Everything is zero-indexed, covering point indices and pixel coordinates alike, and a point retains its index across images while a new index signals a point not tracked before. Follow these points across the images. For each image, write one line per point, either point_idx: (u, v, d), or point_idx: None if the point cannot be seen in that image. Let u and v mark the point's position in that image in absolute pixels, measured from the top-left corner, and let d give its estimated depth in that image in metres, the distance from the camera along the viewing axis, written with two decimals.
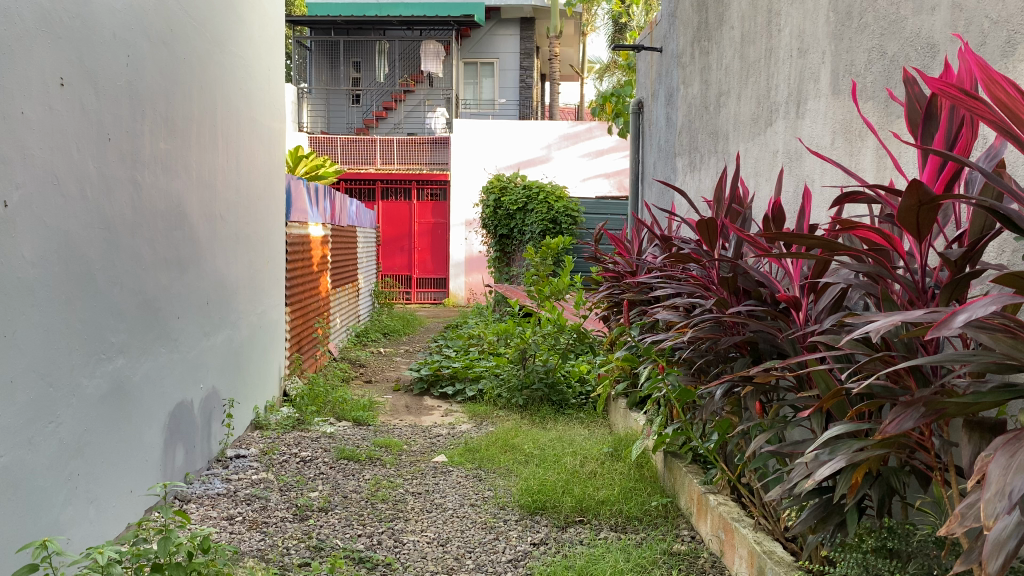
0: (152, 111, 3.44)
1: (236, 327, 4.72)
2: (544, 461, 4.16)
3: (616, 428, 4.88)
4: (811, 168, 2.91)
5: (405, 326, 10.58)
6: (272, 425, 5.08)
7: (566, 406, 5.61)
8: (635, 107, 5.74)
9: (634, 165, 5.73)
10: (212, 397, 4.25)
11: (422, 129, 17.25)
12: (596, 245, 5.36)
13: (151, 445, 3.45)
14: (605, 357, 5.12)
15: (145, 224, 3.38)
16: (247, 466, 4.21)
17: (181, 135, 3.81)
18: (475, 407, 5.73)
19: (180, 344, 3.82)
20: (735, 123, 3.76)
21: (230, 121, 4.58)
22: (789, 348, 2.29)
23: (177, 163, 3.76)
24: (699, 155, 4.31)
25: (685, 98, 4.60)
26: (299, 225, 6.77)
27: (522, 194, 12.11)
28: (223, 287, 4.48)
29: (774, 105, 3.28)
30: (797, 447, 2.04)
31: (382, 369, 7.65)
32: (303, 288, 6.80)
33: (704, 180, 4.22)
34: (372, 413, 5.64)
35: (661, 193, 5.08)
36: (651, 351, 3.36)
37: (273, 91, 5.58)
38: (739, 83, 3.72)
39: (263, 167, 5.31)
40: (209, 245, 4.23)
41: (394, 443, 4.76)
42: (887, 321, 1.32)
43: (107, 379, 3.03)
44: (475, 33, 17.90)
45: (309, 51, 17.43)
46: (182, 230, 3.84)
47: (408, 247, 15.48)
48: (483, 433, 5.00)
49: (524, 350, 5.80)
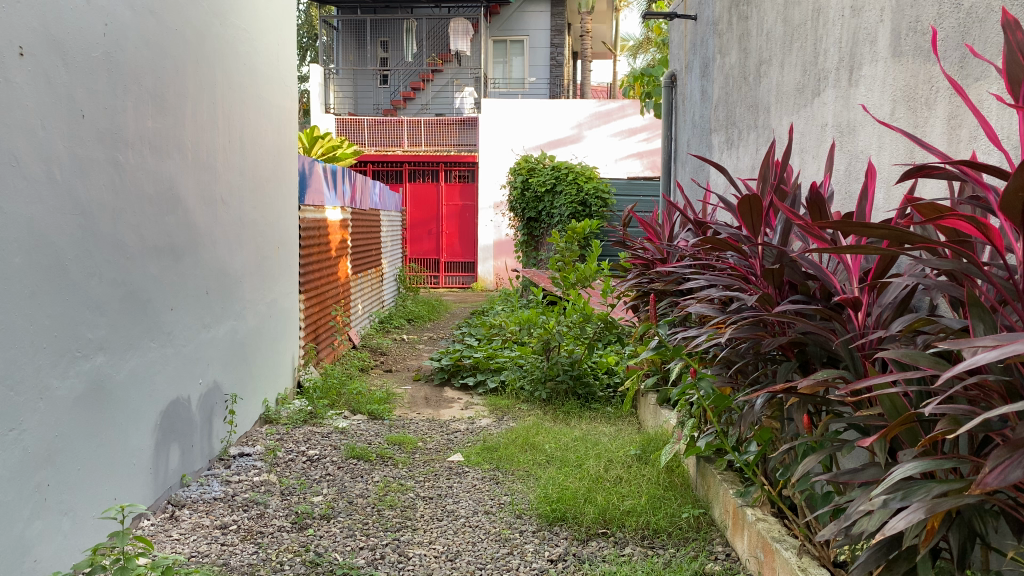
0: (136, 86, 3.18)
1: (242, 317, 4.48)
2: (566, 464, 3.85)
3: (645, 426, 4.55)
4: (867, 143, 2.55)
5: (430, 312, 10.30)
6: (282, 419, 4.84)
7: (593, 400, 5.30)
8: (668, 80, 5.35)
9: (667, 143, 5.35)
10: (213, 392, 4.01)
11: (451, 110, 16.93)
12: (626, 229, 5.02)
13: (140, 447, 3.21)
14: (635, 349, 4.78)
15: (128, 208, 3.12)
16: (249, 466, 3.97)
17: (174, 113, 3.55)
18: (497, 400, 5.43)
19: (174, 337, 3.57)
20: (778, 95, 3.38)
21: (233, 99, 4.31)
22: (844, 355, 1.95)
23: (168, 142, 3.49)
24: (738, 131, 3.94)
25: (721, 68, 4.23)
26: (315, 208, 6.49)
27: (551, 175, 11.73)
28: (225, 275, 4.23)
29: (822, 72, 2.91)
30: (854, 476, 1.70)
31: (404, 357, 7.39)
32: (320, 274, 6.53)
33: (743, 159, 3.85)
34: (388, 406, 5.38)
35: (696, 171, 4.71)
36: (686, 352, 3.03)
37: (283, 67, 5.30)
38: (782, 50, 3.34)
39: (271, 148, 5.04)
40: (208, 232, 3.97)
41: (408, 440, 4.48)
42: (1003, 349, 1.01)
43: (83, 379, 2.78)
44: (504, 10, 17.45)
45: (336, 31, 17.15)
46: (175, 215, 3.58)
47: (436, 231, 15.21)
48: (504, 429, 4.70)
49: (548, 340, 5.48)
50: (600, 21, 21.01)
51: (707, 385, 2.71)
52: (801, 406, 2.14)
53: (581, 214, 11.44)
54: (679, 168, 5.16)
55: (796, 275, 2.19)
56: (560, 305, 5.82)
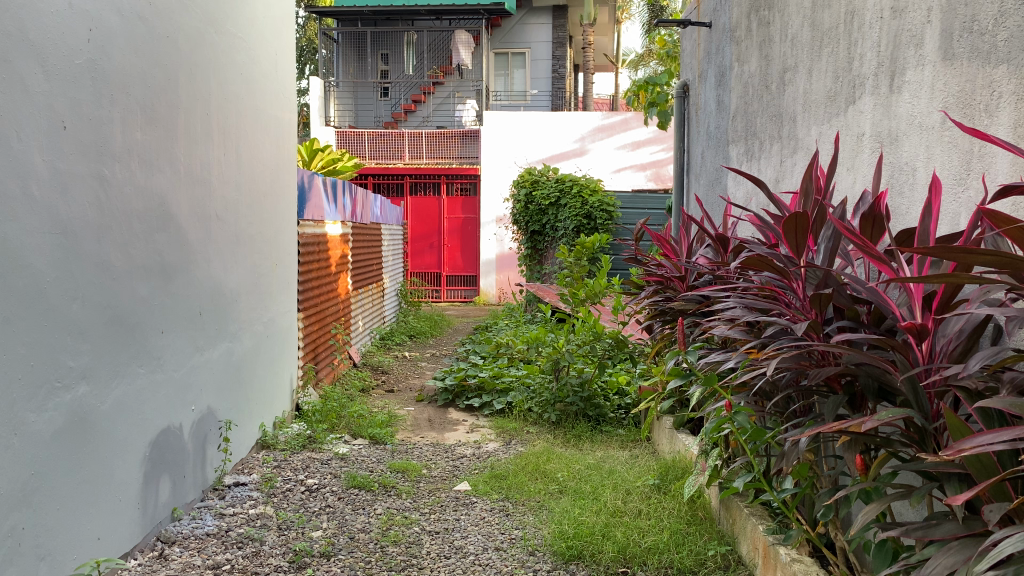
0: (124, 95, 2.98)
1: (237, 338, 4.27)
2: (580, 495, 3.64)
3: (662, 451, 4.33)
4: (912, 155, 2.35)
5: (432, 328, 10.09)
6: (280, 445, 4.62)
7: (604, 422, 5.08)
8: (680, 89, 5.16)
9: (679, 155, 5.16)
10: (207, 418, 3.79)
11: (452, 123, 16.78)
12: (638, 245, 4.82)
13: (126, 481, 3.00)
14: (649, 369, 4.57)
15: (114, 226, 2.92)
16: (245, 497, 3.76)
17: (165, 124, 3.36)
18: (503, 423, 5.22)
19: (165, 363, 3.37)
20: (806, 104, 3.18)
21: (229, 110, 4.13)
22: (904, 388, 1.75)
23: (159, 156, 3.30)
24: (759, 142, 3.74)
25: (740, 77, 4.04)
26: (315, 223, 6.29)
27: (554, 188, 11.52)
28: (220, 295, 4.03)
29: (857, 79, 2.72)
30: (930, 534, 1.50)
31: (406, 376, 7.17)
32: (319, 291, 6.32)
33: (765, 171, 3.65)
34: (391, 430, 5.16)
35: (712, 184, 4.51)
36: (714, 381, 2.80)
37: (281, 78, 5.11)
38: (810, 56, 3.15)
39: (269, 161, 4.85)
40: (201, 249, 3.77)
41: (412, 468, 4.27)
42: None
43: (63, 411, 2.58)
44: (506, 22, 17.33)
45: (336, 44, 17.00)
46: (167, 233, 3.38)
47: (437, 245, 15.03)
48: (513, 455, 4.49)
49: (557, 360, 5.26)
50: (601, 33, 20.89)
51: (743, 418, 2.45)
52: (854, 446, 1.92)
53: (586, 227, 11.29)
54: (692, 182, 4.96)
55: (844, 299, 2.00)
56: (568, 323, 5.61)
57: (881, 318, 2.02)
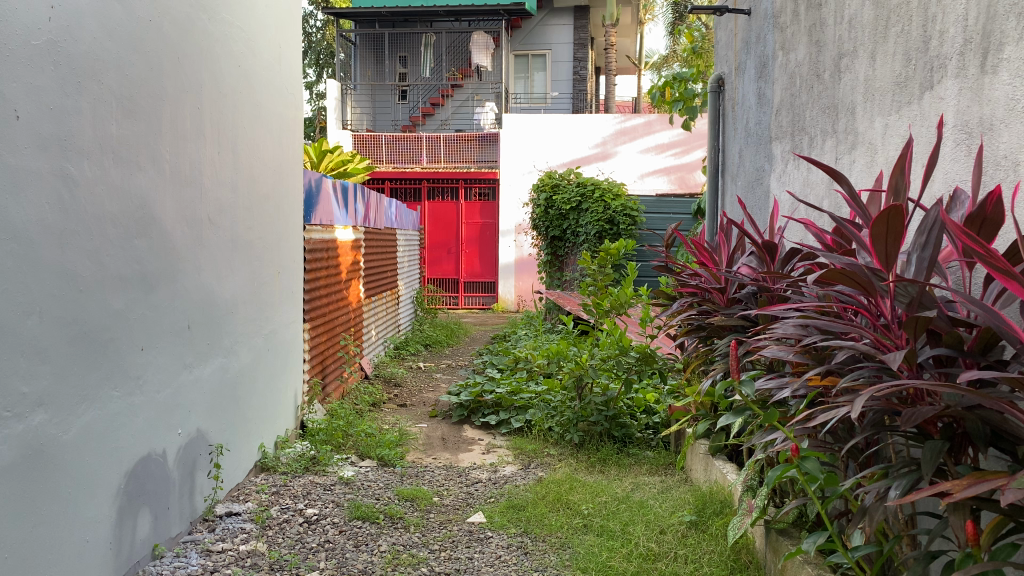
0: (94, 84, 2.65)
1: (233, 353, 3.93)
2: (608, 533, 3.25)
3: (696, 480, 3.95)
4: (1015, 147, 1.96)
5: (449, 337, 9.73)
6: (281, 467, 4.27)
7: (630, 443, 4.71)
8: (715, 83, 4.75)
9: (714, 155, 4.76)
10: (196, 442, 3.45)
11: (470, 126, 16.46)
12: (669, 252, 4.45)
13: (96, 519, 2.66)
14: (684, 387, 4.18)
15: (81, 231, 2.58)
16: (237, 530, 3.41)
17: (146, 117, 3.02)
18: (522, 443, 4.85)
19: (146, 384, 3.03)
20: (868, 92, 2.79)
21: (224, 105, 3.79)
22: None
23: (139, 153, 2.96)
24: (809, 138, 3.35)
25: (785, 66, 3.65)
26: (324, 228, 5.96)
27: (576, 193, 11.12)
28: (213, 307, 3.69)
29: (936, 59, 2.33)
30: None
31: (420, 389, 6.82)
32: (328, 299, 5.98)
33: (816, 170, 3.26)
34: (401, 450, 4.81)
35: (752, 185, 4.12)
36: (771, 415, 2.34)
37: (285, 73, 4.78)
38: (873, 38, 2.76)
39: (271, 162, 4.52)
40: (191, 257, 3.44)
41: (422, 495, 3.91)
42: None
43: (15, 443, 2.24)
44: (526, 24, 17.01)
45: (354, 46, 16.75)
46: (149, 239, 3.05)
47: (455, 250, 14.69)
48: (532, 482, 4.12)
49: (580, 376, 4.88)
50: (624, 35, 20.49)
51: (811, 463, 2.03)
52: (962, 510, 1.51)
53: (608, 233, 10.85)
54: (729, 183, 4.57)
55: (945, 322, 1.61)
56: (591, 335, 5.21)
57: (988, 345, 1.64)
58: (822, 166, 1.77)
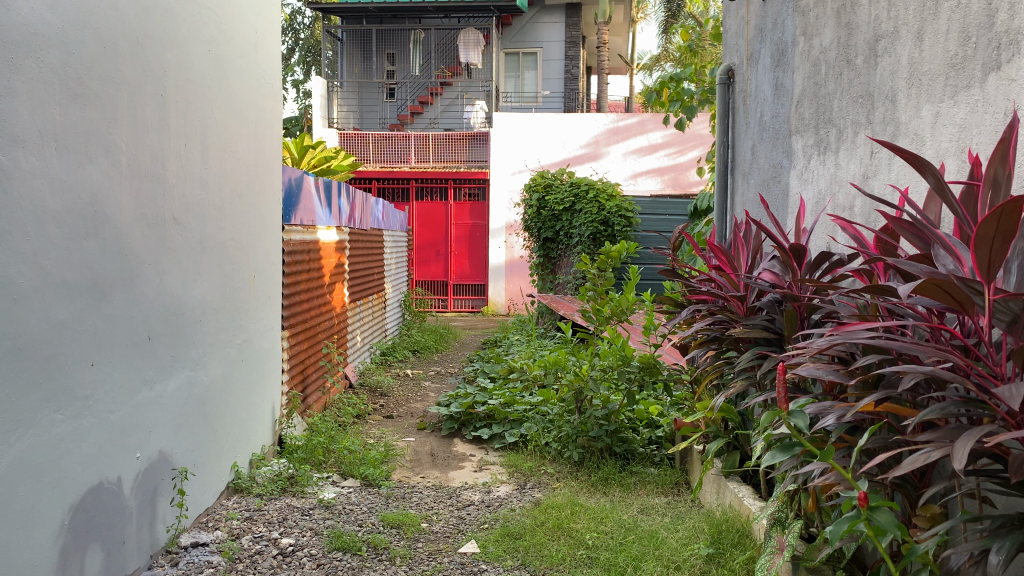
0: (32, 62, 2.31)
1: (201, 367, 3.58)
2: (618, 569, 2.93)
3: (707, 505, 3.64)
4: None
5: (438, 342, 9.38)
6: (256, 489, 3.92)
7: (633, 460, 4.39)
8: (724, 74, 4.44)
9: (724, 152, 4.44)
10: (158, 465, 3.10)
11: (460, 125, 16.13)
12: (676, 255, 4.12)
13: (32, 563, 2.30)
14: (695, 403, 3.86)
15: (14, 230, 2.23)
16: (202, 564, 3.06)
17: (97, 102, 2.67)
18: (517, 460, 4.53)
19: (97, 404, 2.67)
20: (912, 76, 2.48)
21: (192, 92, 3.45)
22: None
23: (88, 142, 2.61)
24: (837, 130, 3.04)
25: (808, 52, 3.34)
26: (307, 229, 5.61)
27: (568, 193, 10.75)
28: (178, 315, 3.34)
29: (1005, 35, 2.01)
30: None
31: (408, 399, 6.47)
32: (310, 305, 5.63)
33: (846, 166, 2.95)
34: (386, 467, 4.48)
35: (767, 183, 3.81)
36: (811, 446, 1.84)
37: (263, 61, 4.43)
38: (919, 16, 2.45)
39: (247, 157, 4.18)
40: (152, 260, 3.09)
41: (409, 521, 3.57)
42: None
43: None
44: (517, 21, 16.71)
45: (341, 43, 16.39)
46: (101, 240, 2.70)
47: (444, 252, 14.34)
48: (530, 505, 3.78)
49: (580, 389, 4.54)
50: (616, 33, 20.20)
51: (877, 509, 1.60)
52: None
53: (602, 233, 10.53)
54: (740, 182, 4.26)
55: None
56: (590, 344, 4.88)
57: None
58: (909, 156, 1.53)
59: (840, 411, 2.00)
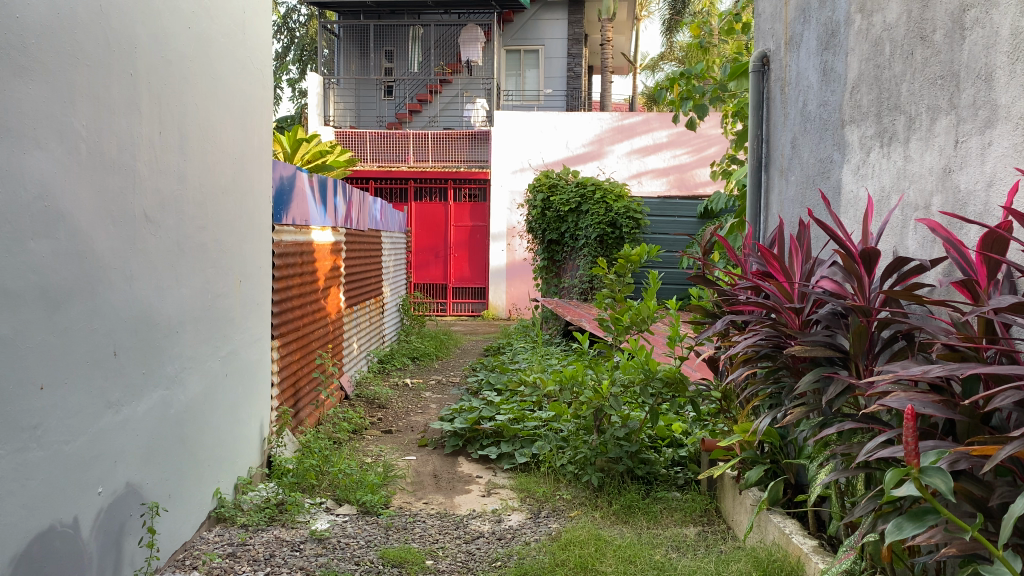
0: None
1: (178, 385, 3.17)
2: None
3: (744, 538, 3.24)
4: None
5: (438, 348, 8.98)
6: (241, 519, 3.51)
7: (655, 484, 3.99)
8: (759, 61, 4.06)
9: (758, 147, 4.07)
10: (125, 500, 2.69)
11: (459, 124, 15.74)
12: (707, 259, 3.73)
13: None
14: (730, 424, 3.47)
15: None
16: None
17: (50, 76, 2.27)
18: (529, 484, 4.13)
19: (45, 435, 2.25)
20: (1017, 49, 2.08)
21: (170, 74, 3.06)
22: None
23: (38, 125, 2.21)
24: (907, 117, 2.65)
25: (867, 29, 2.95)
26: (299, 229, 5.20)
27: (574, 194, 10.35)
28: (151, 327, 2.94)
29: None
30: None
31: (407, 412, 6.07)
32: (303, 312, 5.22)
33: (920, 159, 2.56)
34: (385, 492, 4.07)
35: (812, 180, 3.43)
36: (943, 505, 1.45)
37: (252, 44, 4.04)
38: None
39: (233, 148, 3.78)
40: (119, 262, 2.69)
41: (412, 558, 3.17)
42: None
43: None
44: (518, 17, 16.33)
45: (337, 39, 15.96)
46: (54, 241, 2.30)
47: (443, 255, 13.95)
48: (546, 539, 3.37)
49: (598, 408, 4.14)
50: (618, 32, 19.80)
51: None
52: None
53: (609, 236, 10.12)
54: (776, 180, 3.88)
55: None
56: (608, 356, 4.48)
57: None
58: None
59: (953, 454, 1.65)
